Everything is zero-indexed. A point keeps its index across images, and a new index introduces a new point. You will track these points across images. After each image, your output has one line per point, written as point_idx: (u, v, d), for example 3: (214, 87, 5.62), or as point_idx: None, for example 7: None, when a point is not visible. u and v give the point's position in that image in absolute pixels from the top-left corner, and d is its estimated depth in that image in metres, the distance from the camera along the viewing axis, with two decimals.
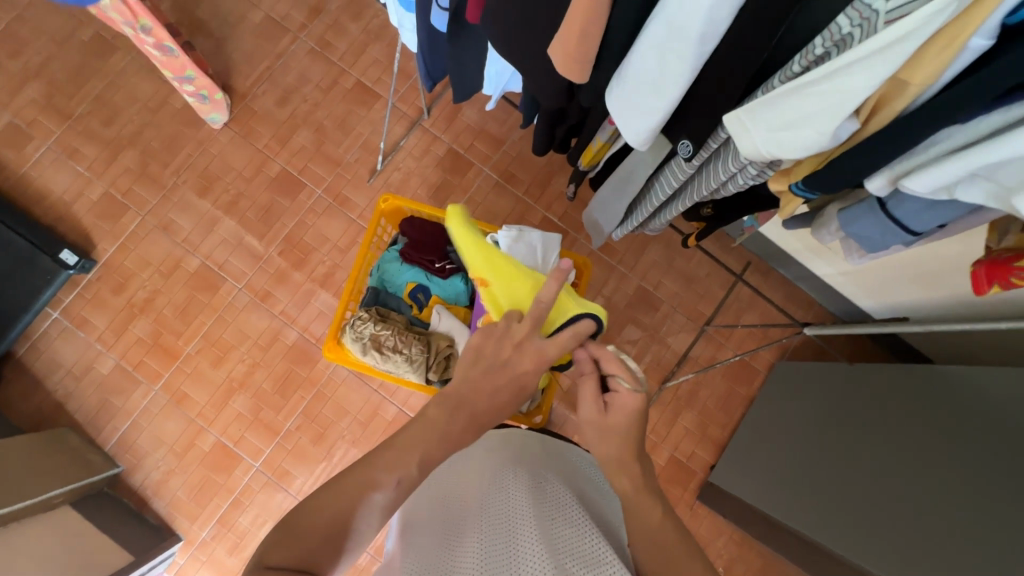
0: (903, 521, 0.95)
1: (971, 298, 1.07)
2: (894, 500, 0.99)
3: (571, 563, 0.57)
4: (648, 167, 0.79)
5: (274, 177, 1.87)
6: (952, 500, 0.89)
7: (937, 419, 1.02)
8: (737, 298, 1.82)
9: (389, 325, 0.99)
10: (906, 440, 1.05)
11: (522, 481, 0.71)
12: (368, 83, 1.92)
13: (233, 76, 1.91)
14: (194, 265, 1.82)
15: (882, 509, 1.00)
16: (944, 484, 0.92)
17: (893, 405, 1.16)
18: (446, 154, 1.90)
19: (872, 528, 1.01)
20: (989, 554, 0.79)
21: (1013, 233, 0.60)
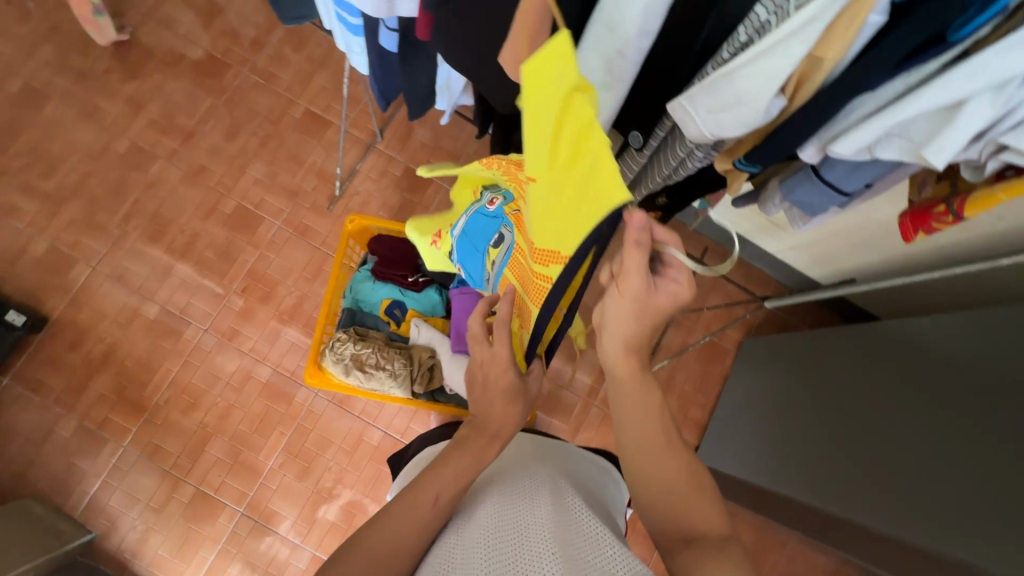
0: (875, 465, 1.02)
1: (907, 256, 1.16)
2: (864, 448, 1.07)
3: (581, 535, 0.60)
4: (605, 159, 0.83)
5: (230, 214, 1.84)
6: (914, 439, 0.96)
7: (891, 367, 1.12)
8: (699, 282, 1.90)
9: (369, 343, 0.99)
10: (868, 394, 1.14)
11: (523, 475, 0.73)
12: (318, 110, 1.92)
13: (177, 116, 1.87)
14: (154, 311, 1.76)
15: (855, 459, 1.08)
16: (905, 425, 1.00)
17: (848, 363, 1.26)
18: (404, 173, 1.92)
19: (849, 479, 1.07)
20: (952, 472, 0.87)
21: (930, 184, 0.66)
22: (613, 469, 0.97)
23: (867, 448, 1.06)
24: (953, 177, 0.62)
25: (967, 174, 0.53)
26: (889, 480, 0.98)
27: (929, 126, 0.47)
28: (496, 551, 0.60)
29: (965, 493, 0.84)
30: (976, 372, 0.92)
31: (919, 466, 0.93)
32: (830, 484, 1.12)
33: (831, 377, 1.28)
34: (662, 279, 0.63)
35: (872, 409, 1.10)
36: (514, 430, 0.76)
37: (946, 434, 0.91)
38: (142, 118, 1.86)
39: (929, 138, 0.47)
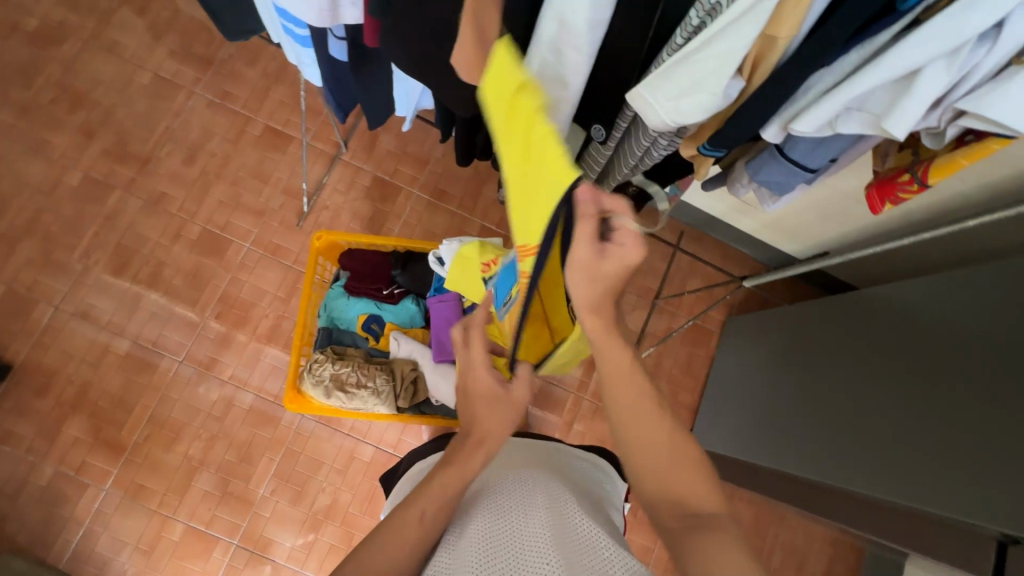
0: (864, 433, 1.03)
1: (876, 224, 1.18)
2: (852, 417, 1.08)
3: (578, 540, 0.60)
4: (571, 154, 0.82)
5: (196, 240, 1.79)
6: (902, 404, 0.97)
7: (871, 335, 1.14)
8: (678, 267, 1.91)
9: (347, 361, 0.97)
10: (851, 364, 1.16)
11: (517, 480, 0.73)
12: (278, 125, 1.87)
13: (131, 143, 1.81)
14: (124, 347, 1.70)
15: (844, 429, 1.09)
16: (891, 392, 1.01)
17: (828, 334, 1.28)
18: (373, 182, 1.88)
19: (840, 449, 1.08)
20: (939, 434, 0.88)
21: (892, 155, 0.65)
22: (606, 466, 0.97)
23: (852, 416, 1.08)
24: (911, 144, 0.62)
25: (930, 142, 0.53)
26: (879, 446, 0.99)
27: (888, 97, 0.47)
28: (491, 559, 0.59)
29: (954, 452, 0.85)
30: (952, 333, 0.94)
31: (903, 429, 0.95)
32: (817, 453, 1.14)
33: (814, 350, 1.30)
34: (611, 245, 0.56)
35: (855, 378, 1.12)
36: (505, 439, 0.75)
37: (929, 396, 0.92)
38: (94, 149, 1.79)
39: (888, 108, 0.47)
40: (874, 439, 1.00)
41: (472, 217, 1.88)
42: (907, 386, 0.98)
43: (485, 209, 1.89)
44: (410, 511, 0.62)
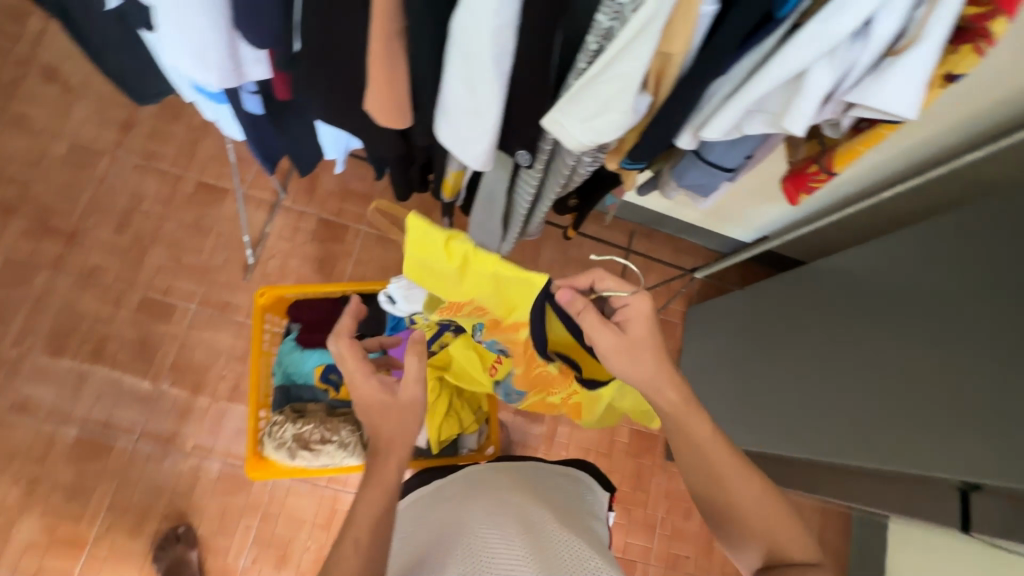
0: (828, 405, 1.07)
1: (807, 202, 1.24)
2: (815, 390, 1.12)
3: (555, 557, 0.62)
4: (501, 181, 0.82)
5: (137, 309, 1.70)
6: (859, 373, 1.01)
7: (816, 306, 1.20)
8: (633, 268, 1.96)
9: (309, 418, 0.93)
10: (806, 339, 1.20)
11: (504, 513, 0.72)
12: (211, 179, 1.81)
13: (54, 217, 1.72)
14: (72, 434, 1.59)
15: (808, 404, 1.12)
16: (847, 362, 1.05)
17: (779, 312, 1.33)
18: (318, 225, 1.84)
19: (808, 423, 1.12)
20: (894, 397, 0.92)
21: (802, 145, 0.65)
22: (585, 479, 0.97)
23: (814, 388, 1.12)
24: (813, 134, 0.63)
25: (829, 132, 0.56)
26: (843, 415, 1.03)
27: (783, 97, 0.49)
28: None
29: (909, 412, 0.89)
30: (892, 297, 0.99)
31: (861, 396, 0.99)
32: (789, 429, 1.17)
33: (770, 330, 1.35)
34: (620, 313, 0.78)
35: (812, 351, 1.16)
36: None
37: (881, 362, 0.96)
38: (13, 228, 1.69)
39: (785, 109, 0.49)
40: (836, 407, 1.04)
41: None
42: (860, 355, 1.02)
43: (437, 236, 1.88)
44: (360, 542, 0.62)
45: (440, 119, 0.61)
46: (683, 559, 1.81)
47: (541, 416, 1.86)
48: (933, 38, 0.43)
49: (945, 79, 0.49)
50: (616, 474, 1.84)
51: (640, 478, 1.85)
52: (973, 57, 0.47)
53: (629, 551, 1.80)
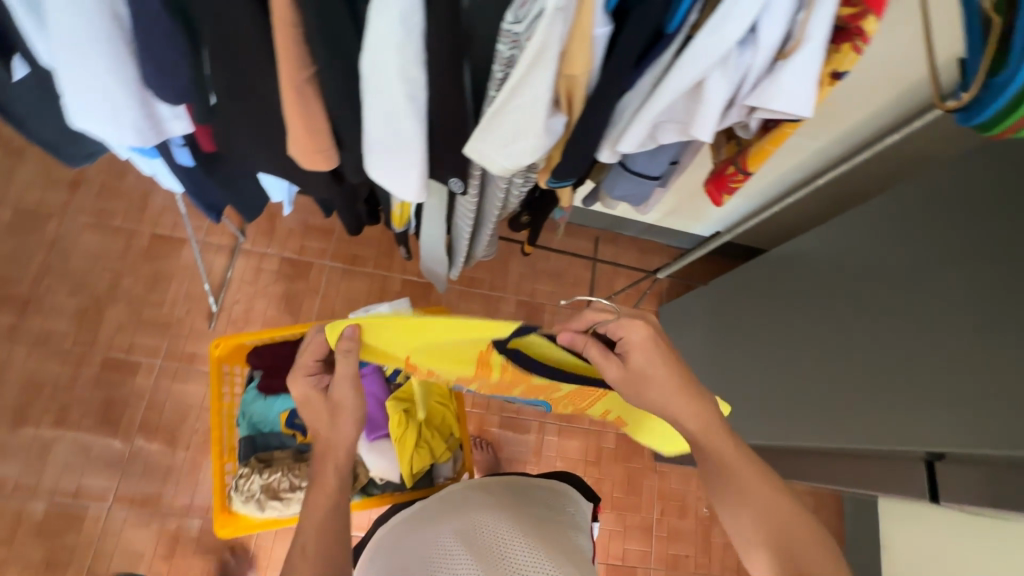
0: (796, 391, 1.09)
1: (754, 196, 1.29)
2: (782, 378, 1.14)
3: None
4: (441, 207, 0.82)
5: (99, 371, 1.65)
6: (820, 356, 1.03)
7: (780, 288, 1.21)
8: (602, 274, 1.98)
9: (277, 466, 0.92)
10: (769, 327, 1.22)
11: (493, 556, 0.69)
12: (166, 230, 1.78)
13: (3, 286, 1.66)
14: (39, 509, 1.52)
15: (778, 392, 1.14)
16: (808, 347, 1.07)
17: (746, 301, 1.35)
18: (281, 265, 1.82)
19: (780, 411, 1.13)
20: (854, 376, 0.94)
21: (724, 145, 0.63)
22: (570, 493, 0.94)
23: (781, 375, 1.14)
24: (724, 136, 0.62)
25: (741, 133, 0.57)
26: (810, 399, 1.05)
27: (688, 106, 0.50)
28: None
29: (869, 391, 0.91)
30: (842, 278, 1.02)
31: (825, 380, 1.01)
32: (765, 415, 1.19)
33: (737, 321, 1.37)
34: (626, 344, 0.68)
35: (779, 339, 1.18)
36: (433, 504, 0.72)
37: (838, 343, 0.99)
38: None
39: (692, 117, 0.51)
40: (804, 392, 1.06)
41: (392, 274, 1.86)
42: (820, 339, 1.05)
43: (403, 263, 1.88)
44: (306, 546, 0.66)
45: (367, 157, 0.62)
46: (683, 559, 1.81)
47: (527, 432, 1.86)
48: (815, 38, 0.45)
49: (831, 78, 0.48)
50: (607, 481, 1.84)
51: (631, 482, 1.85)
52: (855, 53, 0.46)
53: (628, 558, 1.79)
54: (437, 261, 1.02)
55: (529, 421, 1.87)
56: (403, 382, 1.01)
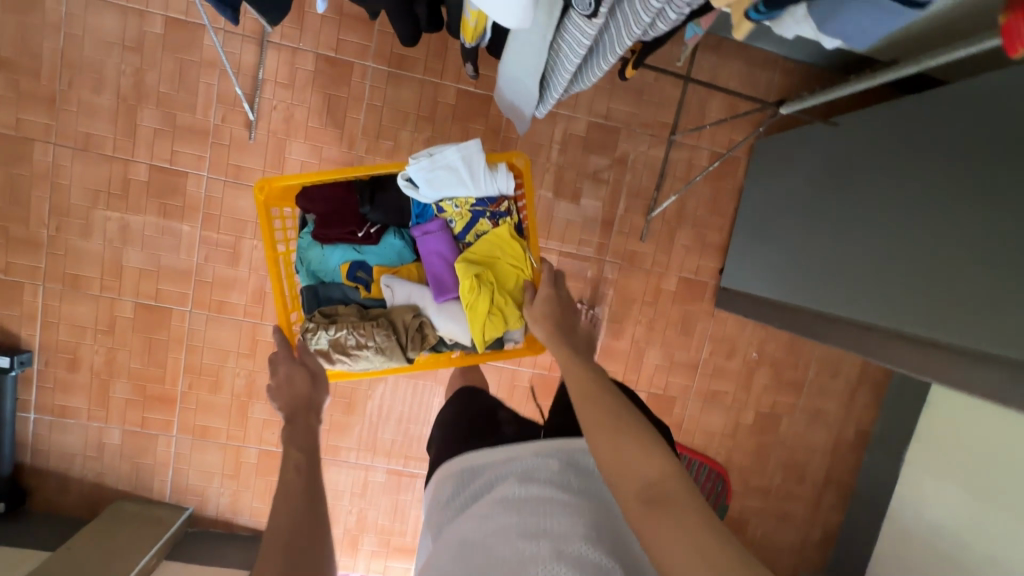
0: (950, 265, 1.02)
1: None
2: (936, 258, 1.04)
3: None
4: (547, 29, 0.75)
5: (148, 181, 1.59)
6: (985, 238, 0.96)
7: (918, 148, 1.13)
8: (693, 95, 1.70)
9: (343, 323, 0.99)
10: (930, 187, 1.08)
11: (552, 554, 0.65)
12: (180, 16, 1.52)
13: (24, 80, 1.52)
14: (130, 308, 1.65)
15: (927, 271, 1.06)
16: (983, 237, 0.97)
17: (903, 154, 1.16)
18: (318, 64, 1.57)
19: (928, 288, 1.05)
20: (1013, 263, 0.91)
21: None
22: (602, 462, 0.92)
23: (902, 269, 1.11)
24: None
25: None
26: (961, 286, 0.99)
27: None
28: None
29: (1005, 273, 0.92)
30: (1015, 149, 0.94)
31: (988, 265, 0.95)
32: (874, 311, 1.16)
33: (855, 174, 1.28)
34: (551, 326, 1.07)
35: (896, 223, 1.14)
36: (518, 485, 0.75)
37: (1008, 229, 0.93)
38: None
39: None
40: (951, 282, 1.01)
41: (445, 82, 1.61)
42: (1001, 225, 0.94)
43: (456, 68, 1.61)
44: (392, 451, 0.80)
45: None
46: (722, 393, 1.90)
47: (585, 272, 1.78)
48: None
49: None
50: (660, 320, 1.83)
51: (686, 322, 1.84)
52: None
53: (670, 389, 1.88)
54: (523, 101, 0.94)
55: (588, 257, 1.77)
56: (475, 241, 1.06)
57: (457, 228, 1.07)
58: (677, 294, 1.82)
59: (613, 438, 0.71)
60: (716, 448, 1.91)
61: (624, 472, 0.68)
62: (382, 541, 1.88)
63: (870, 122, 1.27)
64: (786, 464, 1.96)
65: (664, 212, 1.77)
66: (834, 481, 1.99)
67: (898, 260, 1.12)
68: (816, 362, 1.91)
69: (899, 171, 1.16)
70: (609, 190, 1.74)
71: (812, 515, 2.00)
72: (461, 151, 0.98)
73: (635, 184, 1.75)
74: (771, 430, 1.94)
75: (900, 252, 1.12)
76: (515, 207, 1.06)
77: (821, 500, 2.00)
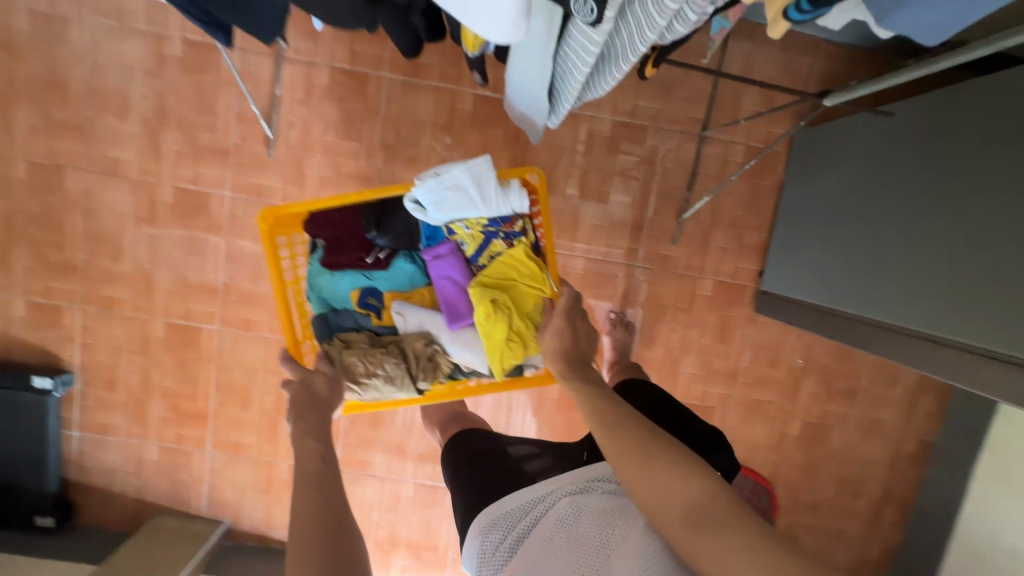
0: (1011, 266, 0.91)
1: None
2: (993, 258, 0.94)
3: None
4: (551, 40, 0.69)
5: (174, 203, 1.61)
6: None
7: (970, 138, 1.03)
8: (724, 87, 1.60)
9: (354, 351, 1.02)
10: (986, 181, 0.98)
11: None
12: (197, 37, 1.52)
13: (54, 110, 1.56)
14: (161, 328, 1.68)
15: (983, 273, 0.96)
16: None
17: (954, 146, 1.06)
18: (333, 77, 1.55)
19: (986, 290, 0.95)
20: None
21: None
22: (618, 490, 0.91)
23: (955, 268, 1.01)
24: None
25: None
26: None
27: None
28: None
29: None
30: None
31: None
32: (925, 317, 1.06)
33: (900, 168, 1.18)
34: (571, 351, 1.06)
35: (948, 220, 1.03)
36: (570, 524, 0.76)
37: None
38: (22, 126, 1.56)
39: None
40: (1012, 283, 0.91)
41: (462, 88, 1.56)
42: None
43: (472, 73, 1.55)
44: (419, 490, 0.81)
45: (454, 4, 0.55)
46: (765, 403, 1.78)
47: (614, 279, 1.69)
48: None
49: None
50: (695, 328, 1.73)
51: (724, 328, 1.74)
52: None
53: (707, 399, 1.77)
54: (534, 112, 0.88)
55: (616, 263, 1.69)
56: (488, 264, 1.06)
57: (469, 250, 1.07)
58: (713, 299, 1.71)
59: (646, 471, 0.71)
60: (760, 460, 1.80)
61: (658, 501, 0.69)
62: (414, 555, 1.86)
63: (920, 109, 1.16)
64: (838, 478, 1.83)
65: (697, 213, 1.67)
66: (893, 496, 1.84)
67: (950, 262, 1.02)
68: (869, 367, 1.77)
69: (948, 165, 1.06)
70: (638, 191, 1.65)
71: (868, 532, 1.86)
72: (469, 172, 0.96)
73: (665, 184, 1.65)
74: (821, 441, 1.81)
75: (951, 251, 1.02)
76: (531, 225, 1.05)
77: (878, 516, 1.85)
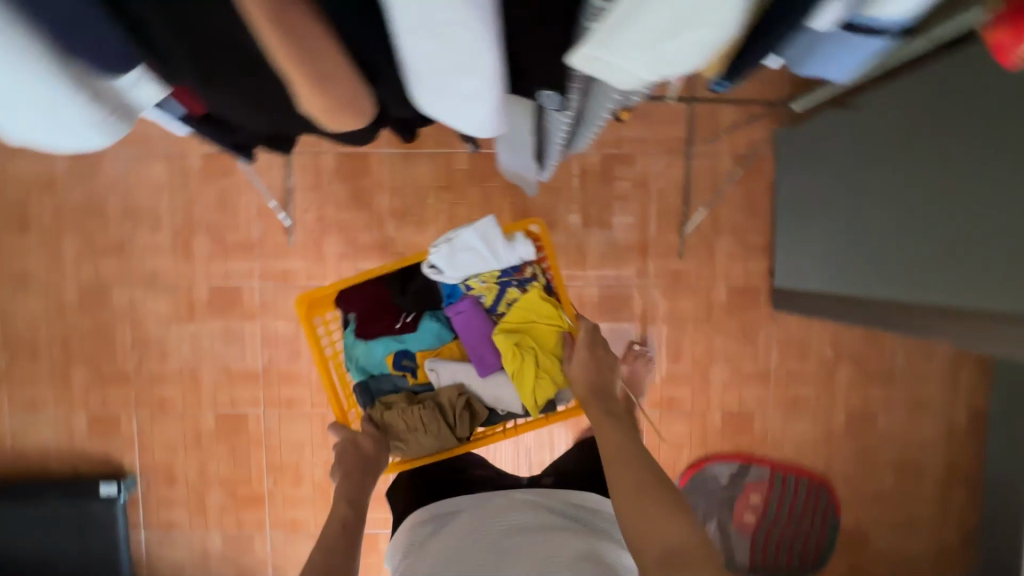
0: (994, 228, 0.95)
1: None
2: (978, 224, 0.98)
3: None
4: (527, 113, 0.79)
5: (209, 301, 1.73)
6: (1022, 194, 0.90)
7: (929, 117, 1.08)
8: (699, 105, 1.69)
9: (395, 409, 1.09)
10: (953, 153, 1.03)
11: None
12: (213, 149, 1.68)
13: (96, 235, 1.71)
14: (211, 419, 1.76)
15: (974, 239, 0.99)
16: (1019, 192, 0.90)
17: (918, 126, 1.12)
18: (339, 162, 1.68)
19: (981, 254, 0.98)
20: None
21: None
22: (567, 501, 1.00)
23: (948, 238, 1.04)
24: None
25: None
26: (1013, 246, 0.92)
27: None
28: None
29: None
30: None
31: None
32: (933, 288, 1.09)
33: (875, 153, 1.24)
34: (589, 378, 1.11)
35: (929, 195, 1.08)
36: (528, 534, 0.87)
37: None
38: (69, 255, 1.72)
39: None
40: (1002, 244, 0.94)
41: (456, 150, 1.67)
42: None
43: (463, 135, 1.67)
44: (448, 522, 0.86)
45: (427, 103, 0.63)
46: (804, 399, 1.78)
47: (629, 301, 1.74)
48: None
49: None
50: (718, 335, 1.75)
51: (747, 331, 1.75)
52: None
53: (745, 404, 1.77)
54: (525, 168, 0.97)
55: (629, 285, 1.74)
56: (507, 310, 1.12)
57: (488, 301, 1.13)
58: (730, 305, 1.74)
59: None
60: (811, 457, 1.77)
61: None
62: None
63: (880, 100, 1.23)
64: (895, 463, 1.79)
65: (697, 225, 1.73)
66: (958, 474, 1.78)
67: (942, 233, 1.05)
68: (901, 346, 1.76)
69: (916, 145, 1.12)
70: (636, 214, 1.73)
71: (939, 515, 1.79)
72: (477, 230, 1.06)
73: (661, 204, 1.72)
74: (869, 429, 1.78)
75: (939, 223, 1.06)
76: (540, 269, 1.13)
77: (947, 497, 1.79)
